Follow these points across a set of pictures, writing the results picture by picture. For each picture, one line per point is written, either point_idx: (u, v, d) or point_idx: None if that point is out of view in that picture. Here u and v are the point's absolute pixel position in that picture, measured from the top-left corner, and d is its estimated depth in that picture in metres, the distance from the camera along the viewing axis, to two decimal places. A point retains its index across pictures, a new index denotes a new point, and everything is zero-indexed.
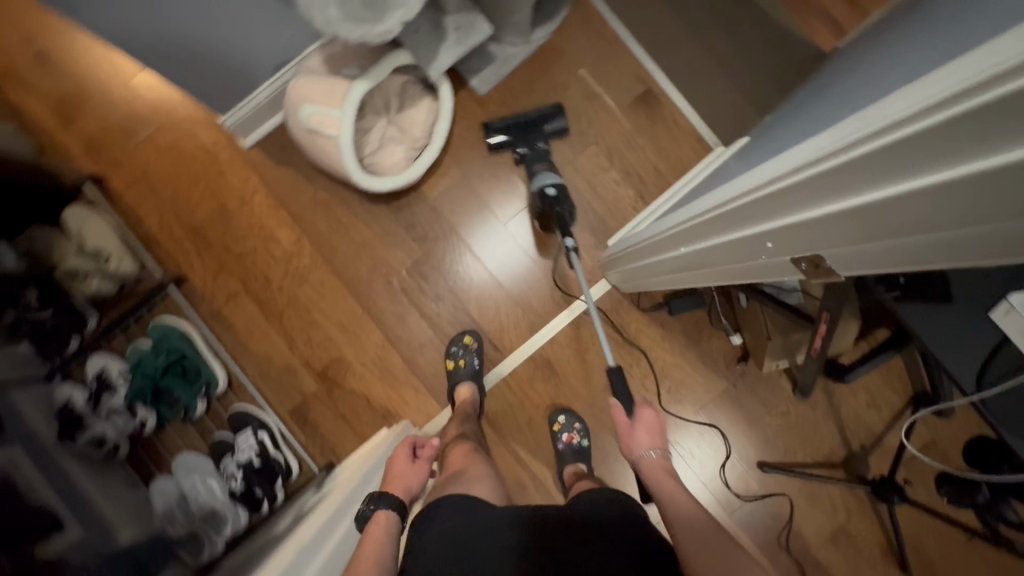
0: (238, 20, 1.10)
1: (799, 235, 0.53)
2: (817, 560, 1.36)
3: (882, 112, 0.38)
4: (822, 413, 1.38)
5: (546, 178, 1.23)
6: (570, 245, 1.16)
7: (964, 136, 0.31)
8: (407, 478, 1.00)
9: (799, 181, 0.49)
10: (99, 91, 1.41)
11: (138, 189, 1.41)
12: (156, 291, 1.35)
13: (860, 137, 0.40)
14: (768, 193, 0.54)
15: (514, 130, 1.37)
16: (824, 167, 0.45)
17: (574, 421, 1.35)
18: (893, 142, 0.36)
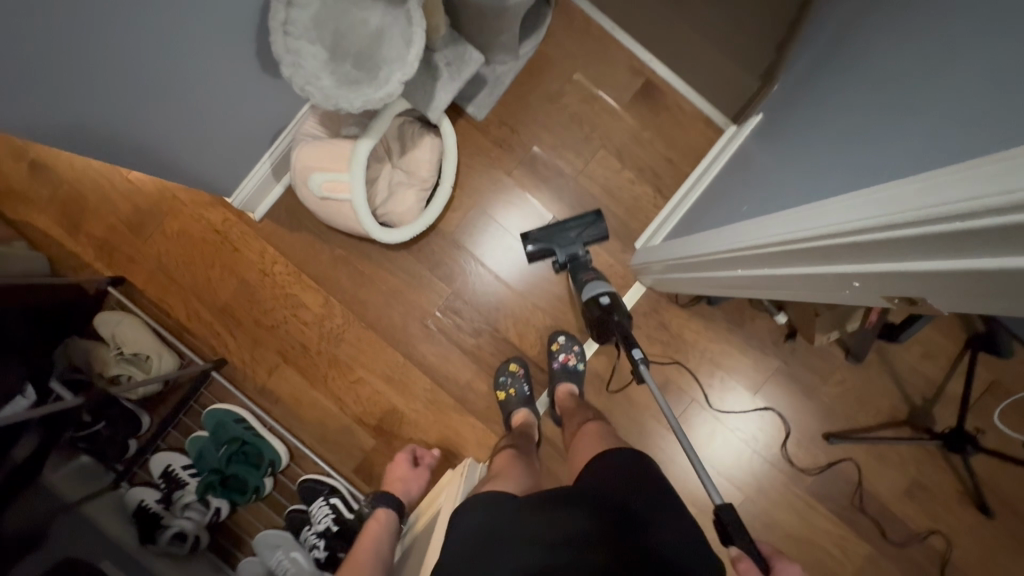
0: (231, 102, 1.07)
1: (890, 283, 0.50)
2: (897, 517, 1.37)
3: (987, 182, 0.37)
4: (879, 374, 1.37)
5: (598, 287, 1.20)
6: (639, 356, 1.05)
7: None
8: (407, 482, 1.26)
9: (899, 236, 0.45)
10: (97, 191, 1.38)
11: (157, 282, 1.39)
12: (203, 378, 1.35)
13: (962, 208, 0.38)
14: (845, 242, 0.52)
15: (548, 233, 1.31)
16: (914, 230, 0.43)
17: (573, 343, 1.36)
18: (1005, 223, 0.35)
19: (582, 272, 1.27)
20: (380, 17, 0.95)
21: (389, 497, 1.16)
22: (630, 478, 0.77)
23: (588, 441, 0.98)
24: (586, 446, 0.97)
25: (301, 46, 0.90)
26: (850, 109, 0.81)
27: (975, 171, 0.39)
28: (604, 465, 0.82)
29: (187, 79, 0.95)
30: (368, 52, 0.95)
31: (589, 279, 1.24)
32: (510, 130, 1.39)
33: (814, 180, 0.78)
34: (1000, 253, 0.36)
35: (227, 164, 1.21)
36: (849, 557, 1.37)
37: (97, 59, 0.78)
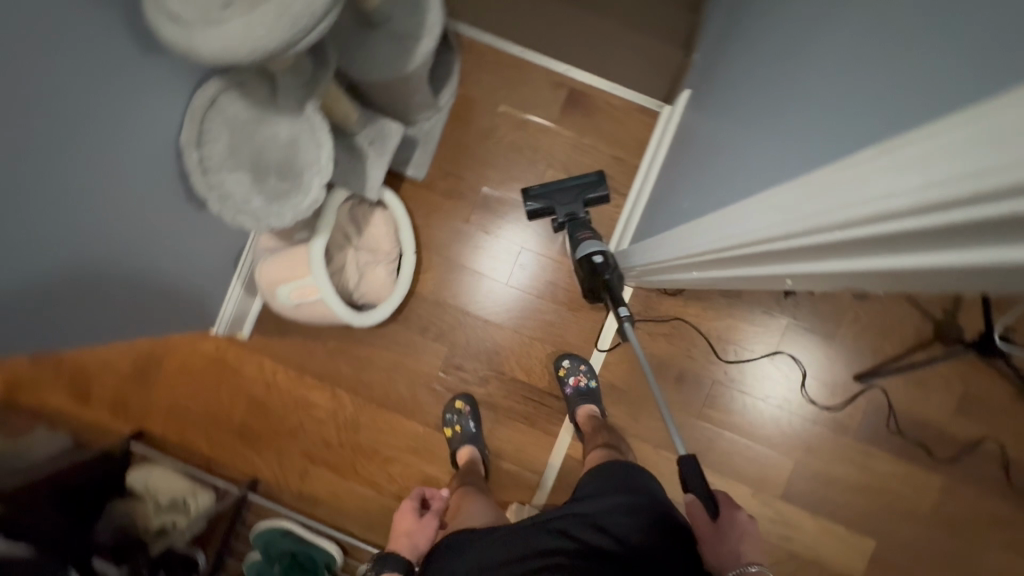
0: (183, 247, 1.10)
1: (814, 279, 0.52)
2: (955, 436, 1.31)
3: (885, 178, 0.36)
4: (892, 301, 1.32)
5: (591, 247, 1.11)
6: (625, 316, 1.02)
7: (958, 232, 0.31)
8: (415, 536, 1.02)
9: (799, 245, 0.47)
10: (96, 358, 1.44)
11: (175, 424, 1.44)
12: (242, 504, 1.37)
13: (869, 209, 0.37)
14: (761, 250, 0.54)
15: (551, 193, 1.23)
16: (831, 234, 0.42)
17: (579, 363, 1.36)
18: (898, 228, 0.35)
19: (576, 229, 1.16)
20: (288, 128, 0.96)
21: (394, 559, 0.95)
22: (617, 490, 0.89)
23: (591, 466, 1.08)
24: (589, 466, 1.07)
25: (224, 177, 0.94)
26: (765, 78, 0.80)
27: (857, 169, 0.39)
28: (593, 479, 0.94)
29: (136, 246, 0.98)
30: (287, 164, 0.97)
31: (583, 238, 1.13)
32: (455, 178, 1.40)
33: (742, 158, 0.78)
34: (906, 251, 0.36)
35: (199, 302, 1.25)
36: (923, 492, 1.32)
37: (50, 269, 0.82)
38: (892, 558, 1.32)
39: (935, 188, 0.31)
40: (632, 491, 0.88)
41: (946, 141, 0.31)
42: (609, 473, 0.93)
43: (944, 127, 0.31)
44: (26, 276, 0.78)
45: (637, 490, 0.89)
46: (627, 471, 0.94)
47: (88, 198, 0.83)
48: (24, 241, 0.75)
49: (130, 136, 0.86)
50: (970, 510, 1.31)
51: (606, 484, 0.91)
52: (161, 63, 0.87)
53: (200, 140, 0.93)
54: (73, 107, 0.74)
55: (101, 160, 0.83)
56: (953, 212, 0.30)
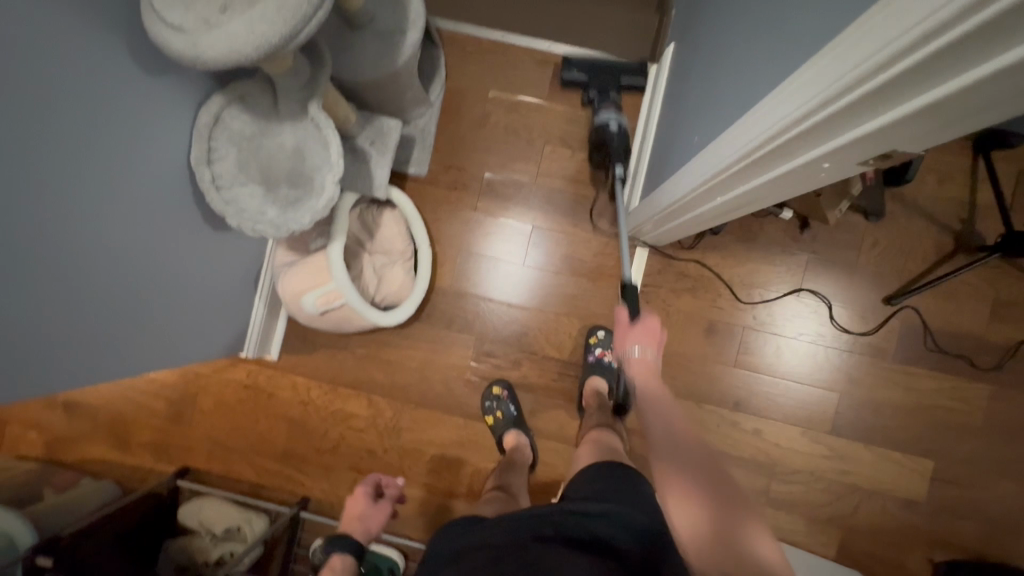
0: (204, 270, 1.11)
1: (845, 158, 0.52)
2: (995, 342, 1.30)
3: (889, 24, 0.37)
4: (908, 219, 1.32)
5: (610, 114, 1.27)
6: (620, 172, 1.19)
7: (980, 43, 0.31)
8: (366, 520, 1.21)
9: (820, 123, 0.48)
10: (131, 404, 1.44)
11: (217, 456, 1.44)
12: (297, 525, 1.36)
13: (882, 57, 0.37)
14: (781, 145, 0.54)
15: (592, 71, 1.38)
16: (852, 98, 0.42)
17: (613, 337, 1.36)
18: (913, 65, 0.36)
19: (602, 102, 1.32)
20: (291, 134, 0.98)
21: (346, 541, 1.12)
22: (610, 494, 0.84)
23: (586, 450, 1.07)
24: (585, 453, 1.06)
25: (236, 191, 0.96)
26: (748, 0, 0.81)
27: (858, 28, 0.40)
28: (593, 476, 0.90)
29: (159, 274, 0.99)
30: (295, 167, 0.98)
31: (604, 108, 1.30)
32: (457, 169, 1.41)
33: (731, 83, 0.79)
34: (930, 86, 0.37)
35: (225, 328, 1.25)
36: (971, 405, 1.31)
37: (78, 300, 0.83)
38: (953, 476, 1.31)
39: (941, 10, 0.32)
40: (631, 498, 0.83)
41: None
42: (594, 474, 0.91)
43: None
44: (55, 309, 0.79)
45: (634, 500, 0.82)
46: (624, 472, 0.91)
47: (110, 228, 0.85)
48: (48, 273, 0.76)
49: (144, 163, 0.88)
50: (1022, 415, 1.30)
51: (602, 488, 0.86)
52: (167, 88, 0.88)
53: (209, 157, 0.95)
54: (85, 138, 0.76)
55: (118, 189, 0.84)
56: (970, 22, 0.31)
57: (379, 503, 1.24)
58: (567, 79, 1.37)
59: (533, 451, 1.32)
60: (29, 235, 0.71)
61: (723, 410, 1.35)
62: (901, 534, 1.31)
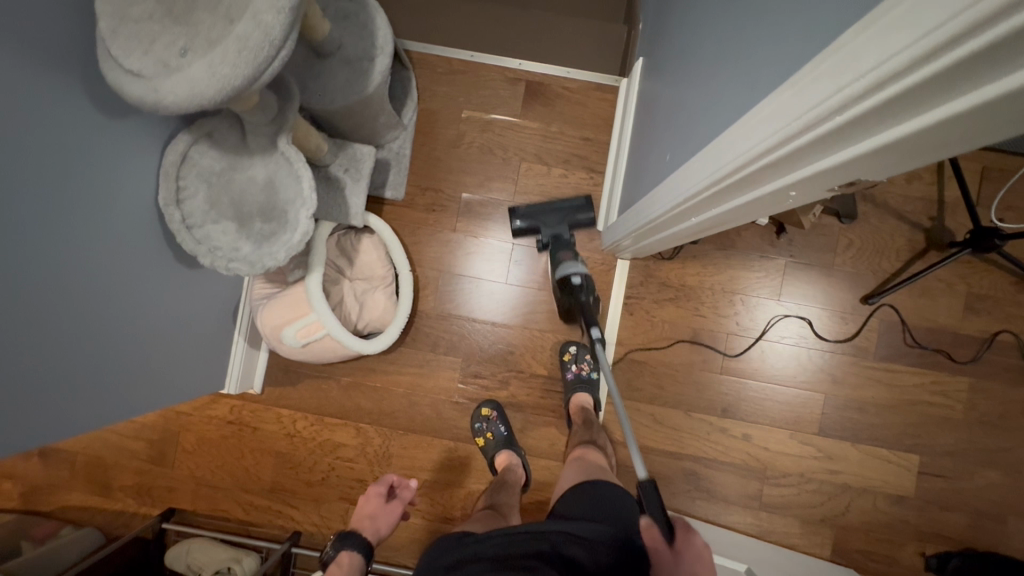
0: (181, 308, 1.09)
1: (814, 185, 0.53)
2: (971, 336, 1.33)
3: (844, 67, 0.37)
4: (880, 218, 1.35)
5: (571, 268, 1.11)
6: (597, 338, 1.10)
7: (927, 92, 0.32)
8: (378, 518, 1.18)
9: (785, 156, 0.48)
10: (111, 447, 1.40)
11: (203, 495, 1.40)
12: (289, 560, 1.34)
13: (839, 99, 0.38)
14: (750, 173, 0.55)
15: (539, 212, 1.21)
16: (813, 134, 0.43)
17: (585, 351, 1.35)
18: (869, 108, 0.36)
19: (559, 250, 1.16)
20: (263, 168, 0.96)
21: (355, 538, 1.11)
22: (598, 512, 0.87)
23: (573, 471, 1.08)
24: (570, 473, 1.08)
25: (209, 230, 0.94)
26: (708, 19, 0.82)
27: (816, 68, 0.41)
28: (585, 493, 0.94)
29: (130, 318, 0.96)
30: (268, 202, 0.96)
31: (563, 259, 1.14)
32: (434, 191, 1.40)
33: (696, 105, 0.80)
34: (883, 127, 0.38)
35: (205, 365, 1.23)
36: (952, 397, 1.33)
37: (50, 352, 0.81)
38: (941, 469, 1.33)
39: (889, 61, 0.32)
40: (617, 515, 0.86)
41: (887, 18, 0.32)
42: (581, 492, 0.94)
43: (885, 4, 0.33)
44: (20, 364, 0.76)
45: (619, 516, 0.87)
46: (610, 489, 0.94)
47: (79, 276, 0.83)
48: (11, 328, 0.73)
49: (112, 208, 0.86)
50: (1002, 405, 1.33)
51: (592, 506, 0.89)
52: (132, 130, 0.87)
53: (178, 197, 0.93)
54: (49, 191, 0.74)
55: (87, 237, 0.83)
56: (916, 74, 0.31)
57: (391, 502, 1.21)
58: (513, 230, 1.20)
59: (525, 470, 1.31)
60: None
61: (712, 417, 1.36)
62: (893, 529, 1.33)
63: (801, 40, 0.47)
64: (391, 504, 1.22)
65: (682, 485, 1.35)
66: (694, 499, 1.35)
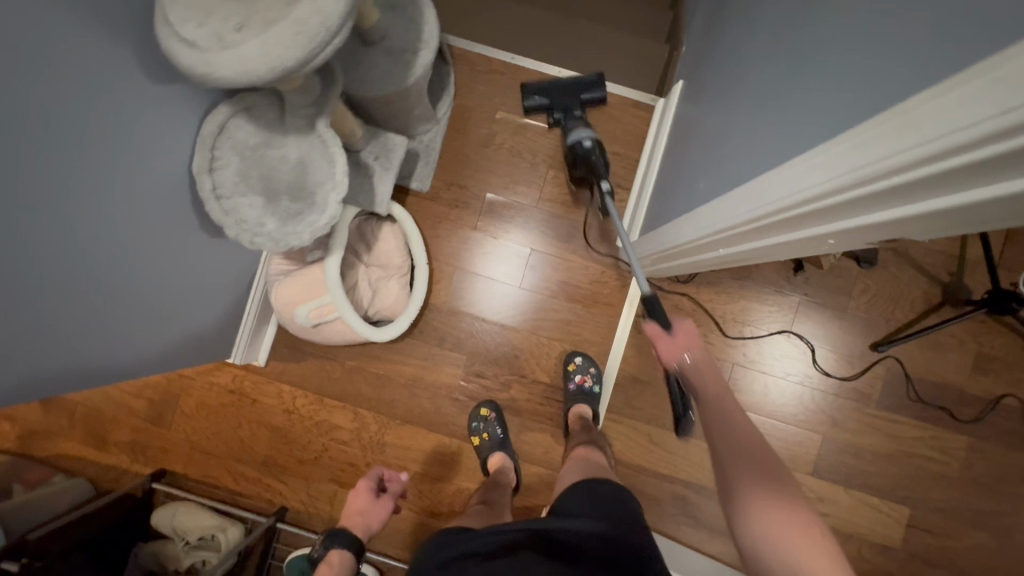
0: (197, 275, 1.10)
1: (854, 237, 0.53)
2: (974, 395, 1.33)
3: (911, 129, 0.37)
4: (898, 268, 1.35)
5: (581, 133, 1.19)
6: (606, 187, 1.08)
7: (992, 168, 0.33)
8: (368, 515, 1.17)
9: (833, 205, 0.49)
10: (111, 401, 1.41)
11: (195, 460, 1.42)
12: (272, 535, 1.35)
13: (901, 159, 0.38)
14: (792, 215, 0.55)
15: (552, 91, 1.29)
16: (863, 190, 0.44)
17: (590, 364, 1.36)
18: (929, 173, 0.37)
19: (570, 122, 1.24)
20: (296, 147, 0.97)
21: (344, 536, 1.09)
22: (599, 511, 0.82)
23: (574, 469, 1.06)
24: (572, 472, 1.05)
25: (237, 202, 0.95)
26: (758, 54, 0.82)
27: (880, 126, 0.41)
28: (590, 488, 0.90)
29: (148, 279, 0.97)
30: (298, 182, 0.97)
31: (574, 127, 1.22)
32: (459, 187, 1.41)
33: (738, 139, 0.80)
34: (940, 194, 0.38)
35: (214, 332, 1.24)
36: (950, 453, 1.33)
37: (67, 307, 0.82)
38: (929, 524, 1.33)
39: (961, 132, 0.33)
40: (616, 519, 0.80)
41: (967, 89, 0.32)
42: (582, 490, 0.89)
43: (964, 77, 0.33)
44: (35, 313, 0.77)
45: (618, 518, 0.80)
46: (616, 493, 0.88)
47: (106, 234, 0.84)
48: (31, 277, 0.73)
49: (148, 172, 0.87)
50: (998, 468, 1.32)
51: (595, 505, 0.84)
52: (174, 97, 0.88)
53: (211, 166, 0.93)
54: (88, 150, 0.75)
55: (118, 198, 0.84)
56: (986, 147, 0.32)
57: (382, 497, 1.20)
58: (528, 105, 1.28)
59: (517, 473, 1.32)
60: (16, 240, 0.69)
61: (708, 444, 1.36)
62: None
63: (865, 95, 0.47)
64: (381, 499, 1.21)
65: (670, 509, 1.35)
66: (680, 524, 1.35)
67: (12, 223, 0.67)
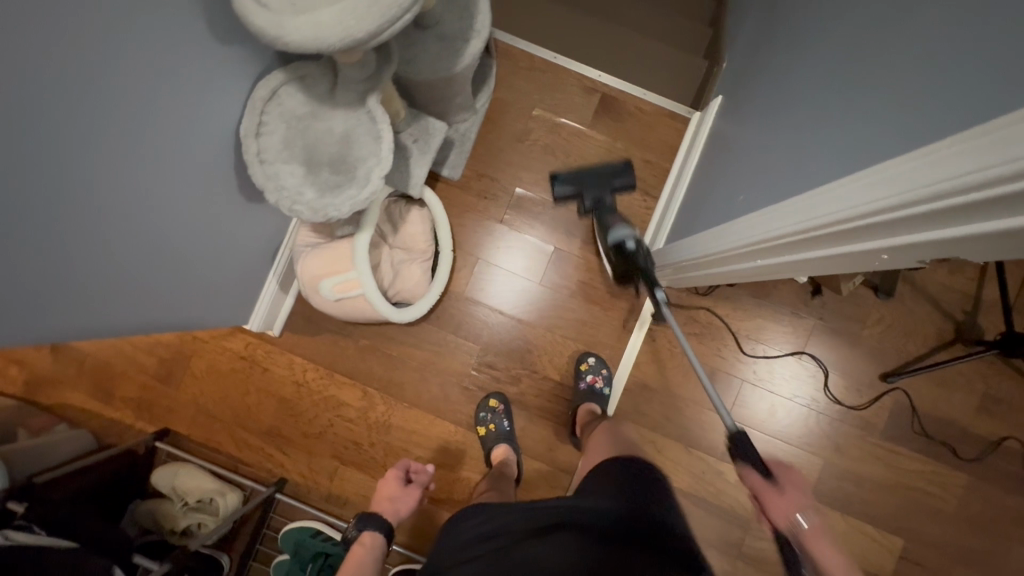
0: (228, 237, 1.10)
1: (911, 255, 0.54)
2: (977, 434, 1.34)
3: (999, 148, 0.39)
4: (914, 302, 1.36)
5: (622, 230, 1.09)
6: (661, 296, 0.99)
7: None
8: (397, 502, 1.20)
9: (901, 219, 0.50)
10: (122, 356, 1.42)
11: (200, 423, 1.42)
12: (270, 505, 1.35)
13: (985, 176, 0.40)
14: (854, 227, 0.57)
15: (583, 180, 1.25)
16: (934, 206, 0.46)
17: (602, 366, 1.37)
18: (1010, 191, 0.38)
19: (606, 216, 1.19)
20: (342, 121, 0.97)
21: (377, 519, 1.11)
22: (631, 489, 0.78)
23: (599, 444, 1.08)
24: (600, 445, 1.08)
25: (279, 169, 0.95)
26: (811, 75, 0.83)
27: (964, 145, 0.43)
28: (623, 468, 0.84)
29: (184, 236, 0.98)
30: (341, 155, 0.98)
31: (615, 222, 1.13)
32: (490, 179, 1.42)
33: (789, 154, 0.81)
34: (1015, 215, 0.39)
35: (235, 297, 1.24)
36: (947, 490, 1.35)
37: (108, 254, 0.83)
38: (921, 557, 1.34)
39: None
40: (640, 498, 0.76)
41: None
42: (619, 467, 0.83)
43: None
44: (81, 255, 0.77)
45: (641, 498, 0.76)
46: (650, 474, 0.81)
47: (154, 187, 0.85)
48: (84, 219, 0.74)
49: (199, 130, 0.88)
50: (994, 508, 1.34)
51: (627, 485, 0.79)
52: (231, 59, 0.88)
53: (257, 131, 0.94)
54: (150, 101, 0.76)
55: (170, 152, 0.85)
56: None
57: (410, 486, 1.23)
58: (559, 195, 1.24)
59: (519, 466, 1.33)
60: (79, 180, 0.70)
61: (710, 457, 1.37)
62: None
63: (944, 120, 0.49)
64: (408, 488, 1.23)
65: None
66: None
67: (74, 165, 0.68)
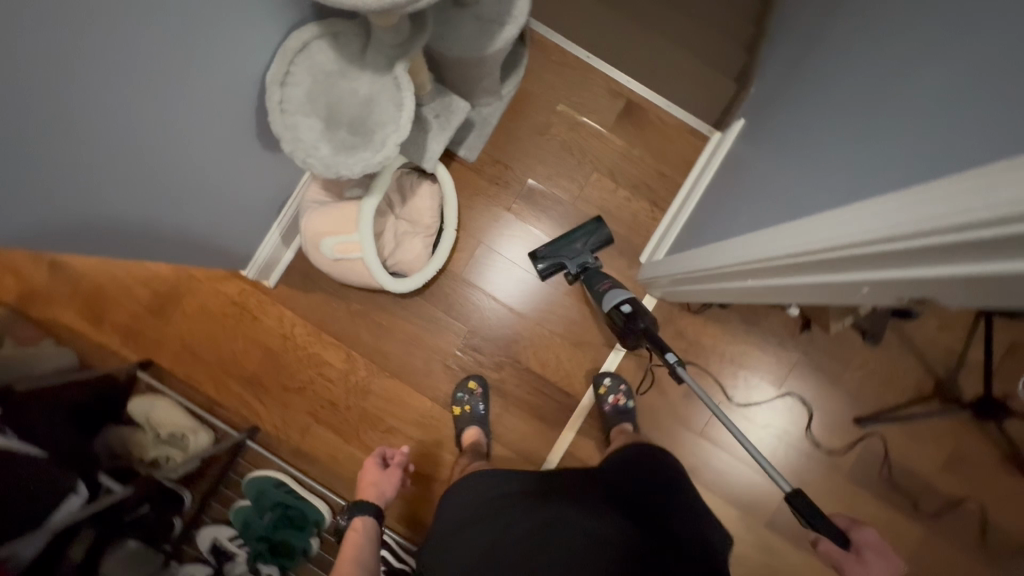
0: (238, 180, 1.12)
1: (893, 290, 0.56)
2: (938, 489, 1.36)
3: (983, 193, 0.41)
4: (899, 352, 1.38)
5: (617, 296, 1.23)
6: (677, 360, 1.12)
7: None
8: (381, 485, 1.21)
9: (888, 252, 0.52)
10: (117, 283, 1.43)
11: (183, 360, 1.44)
12: (239, 450, 1.36)
13: (968, 218, 0.41)
14: (844, 254, 0.58)
15: (559, 252, 1.37)
16: (921, 241, 0.47)
17: (619, 383, 1.37)
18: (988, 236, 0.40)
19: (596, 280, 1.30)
20: (368, 84, 0.98)
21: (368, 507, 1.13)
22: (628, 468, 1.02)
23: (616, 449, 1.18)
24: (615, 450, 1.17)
25: (298, 120, 0.96)
26: (829, 109, 0.85)
27: (954, 187, 0.44)
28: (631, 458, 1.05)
29: (195, 171, 0.99)
30: (362, 117, 0.99)
31: (608, 290, 1.26)
32: (504, 166, 1.43)
33: (797, 182, 0.83)
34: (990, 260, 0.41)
35: (236, 241, 1.26)
36: (902, 539, 1.36)
37: (119, 176, 0.84)
38: None
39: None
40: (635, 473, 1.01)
41: None
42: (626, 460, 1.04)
43: None
44: (95, 171, 0.79)
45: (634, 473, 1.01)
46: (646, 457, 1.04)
47: (174, 117, 0.86)
48: (104, 136, 0.76)
49: (225, 69, 0.89)
50: (943, 563, 1.36)
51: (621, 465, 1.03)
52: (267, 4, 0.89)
53: (283, 80, 0.96)
54: (184, 32, 0.76)
55: (195, 86, 0.86)
56: None
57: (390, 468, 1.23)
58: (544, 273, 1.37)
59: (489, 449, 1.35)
60: (104, 97, 0.71)
61: None
62: None
63: (942, 165, 0.50)
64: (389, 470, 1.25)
65: None
66: None
67: (103, 81, 0.69)
